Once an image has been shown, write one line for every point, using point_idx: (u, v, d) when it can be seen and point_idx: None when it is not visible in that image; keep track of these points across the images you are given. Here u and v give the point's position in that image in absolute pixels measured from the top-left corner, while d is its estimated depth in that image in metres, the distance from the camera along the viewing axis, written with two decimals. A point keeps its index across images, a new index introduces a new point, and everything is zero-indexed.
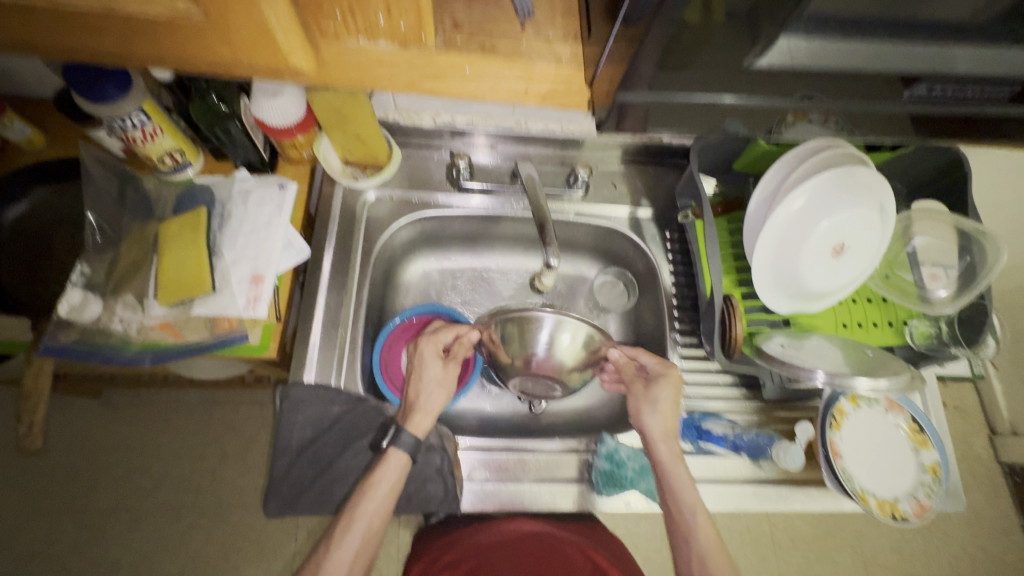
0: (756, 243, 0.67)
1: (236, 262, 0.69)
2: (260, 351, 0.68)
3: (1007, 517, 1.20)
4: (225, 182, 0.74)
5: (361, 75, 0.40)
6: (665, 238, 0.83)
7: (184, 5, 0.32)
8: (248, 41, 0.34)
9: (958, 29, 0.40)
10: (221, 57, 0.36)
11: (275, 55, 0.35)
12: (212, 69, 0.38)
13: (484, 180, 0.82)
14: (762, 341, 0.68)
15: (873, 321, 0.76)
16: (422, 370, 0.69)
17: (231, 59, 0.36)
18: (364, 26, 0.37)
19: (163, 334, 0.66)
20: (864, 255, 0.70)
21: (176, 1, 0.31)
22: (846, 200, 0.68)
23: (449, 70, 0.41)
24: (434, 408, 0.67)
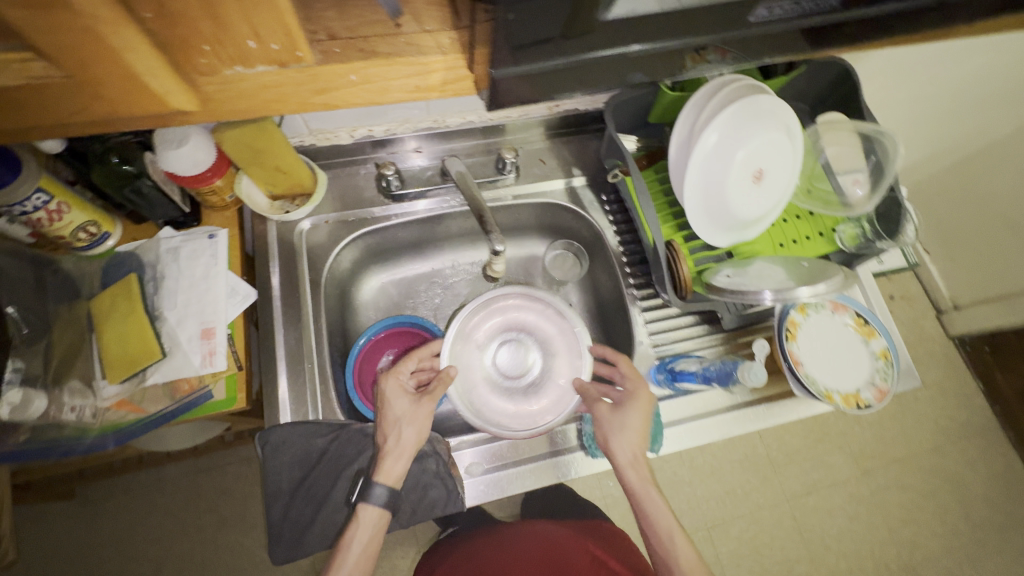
0: (685, 183, 0.70)
1: (182, 321, 0.67)
2: (229, 403, 0.67)
3: (950, 380, 1.46)
4: (151, 244, 0.71)
5: (251, 102, 0.38)
6: (602, 201, 0.85)
7: (40, 66, 0.30)
8: (118, 89, 0.33)
9: None
10: (96, 111, 0.35)
11: (151, 98, 0.34)
12: (90, 125, 0.36)
13: (418, 185, 0.82)
14: (710, 276, 0.72)
15: (806, 235, 0.81)
16: (389, 412, 0.67)
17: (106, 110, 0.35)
18: (237, 55, 0.34)
19: (123, 412, 0.64)
20: (782, 175, 0.75)
21: (30, 63, 0.30)
22: (757, 127, 0.72)
23: (338, 82, 0.40)
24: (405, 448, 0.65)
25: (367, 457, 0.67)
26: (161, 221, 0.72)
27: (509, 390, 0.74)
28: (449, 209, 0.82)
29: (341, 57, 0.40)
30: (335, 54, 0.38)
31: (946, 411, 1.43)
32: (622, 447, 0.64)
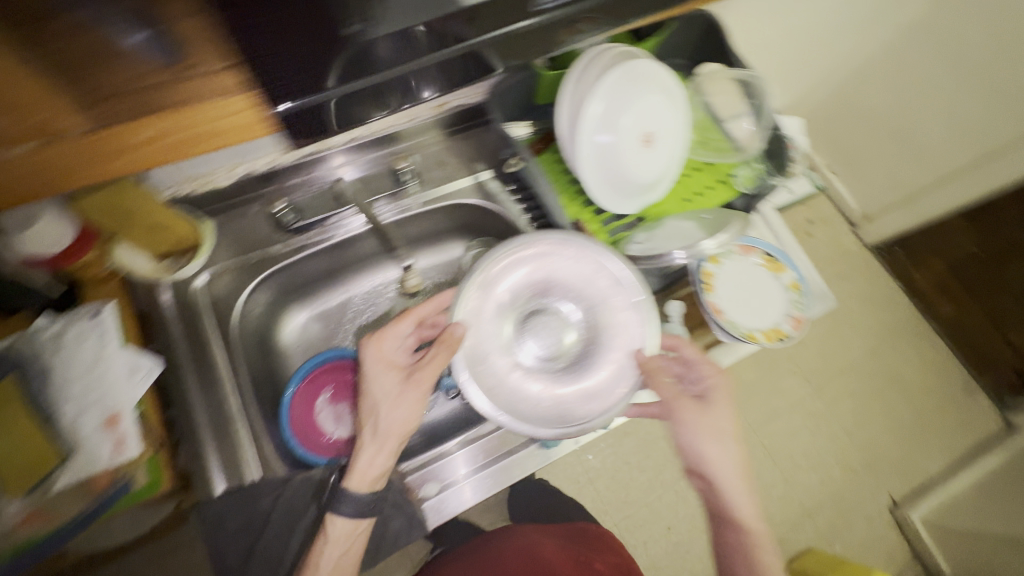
0: (578, 158, 0.70)
1: (81, 412, 0.60)
2: (154, 487, 0.61)
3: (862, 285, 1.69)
4: (21, 336, 0.62)
5: (27, 184, 0.30)
6: (510, 191, 0.84)
7: None
8: None
9: None
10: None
11: None
12: None
13: (315, 212, 0.77)
14: (627, 246, 0.73)
15: (707, 185, 0.84)
16: (369, 397, 0.67)
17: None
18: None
19: (34, 528, 0.56)
20: (669, 136, 0.76)
21: None
22: (637, 93, 0.72)
23: (134, 144, 0.31)
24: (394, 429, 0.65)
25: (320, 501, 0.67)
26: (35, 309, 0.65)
27: (553, 370, 0.68)
28: (357, 231, 0.79)
29: (120, 109, 0.30)
30: (114, 113, 0.30)
31: (868, 312, 1.65)
32: (725, 479, 0.68)
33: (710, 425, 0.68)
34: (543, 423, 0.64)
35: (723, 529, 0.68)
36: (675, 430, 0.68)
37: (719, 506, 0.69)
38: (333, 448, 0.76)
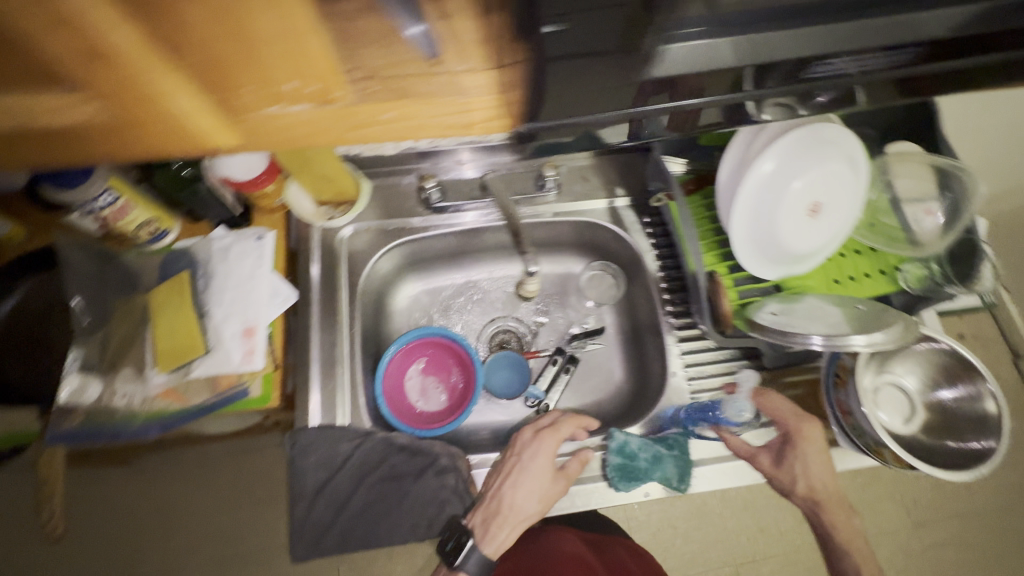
0: (730, 213, 0.66)
1: (226, 318, 0.70)
2: (262, 402, 0.69)
3: None
4: (204, 242, 0.74)
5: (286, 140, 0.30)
6: (643, 224, 0.83)
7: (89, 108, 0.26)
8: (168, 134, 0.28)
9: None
10: (24, 160, 0.29)
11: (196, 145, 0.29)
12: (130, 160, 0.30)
13: (457, 198, 0.81)
14: (751, 313, 0.67)
15: (864, 273, 0.75)
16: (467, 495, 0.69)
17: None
18: (269, 93, 0.27)
19: (168, 402, 0.67)
20: (841, 210, 0.68)
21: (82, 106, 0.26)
22: (819, 158, 0.65)
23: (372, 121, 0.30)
24: (498, 530, 0.66)
25: (399, 453, 0.68)
26: (215, 222, 0.76)
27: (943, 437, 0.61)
28: (487, 223, 0.82)
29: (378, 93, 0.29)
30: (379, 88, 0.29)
31: None
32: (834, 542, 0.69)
33: (813, 461, 0.68)
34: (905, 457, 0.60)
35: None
36: (813, 507, 0.69)
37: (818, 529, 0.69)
38: (410, 414, 0.78)
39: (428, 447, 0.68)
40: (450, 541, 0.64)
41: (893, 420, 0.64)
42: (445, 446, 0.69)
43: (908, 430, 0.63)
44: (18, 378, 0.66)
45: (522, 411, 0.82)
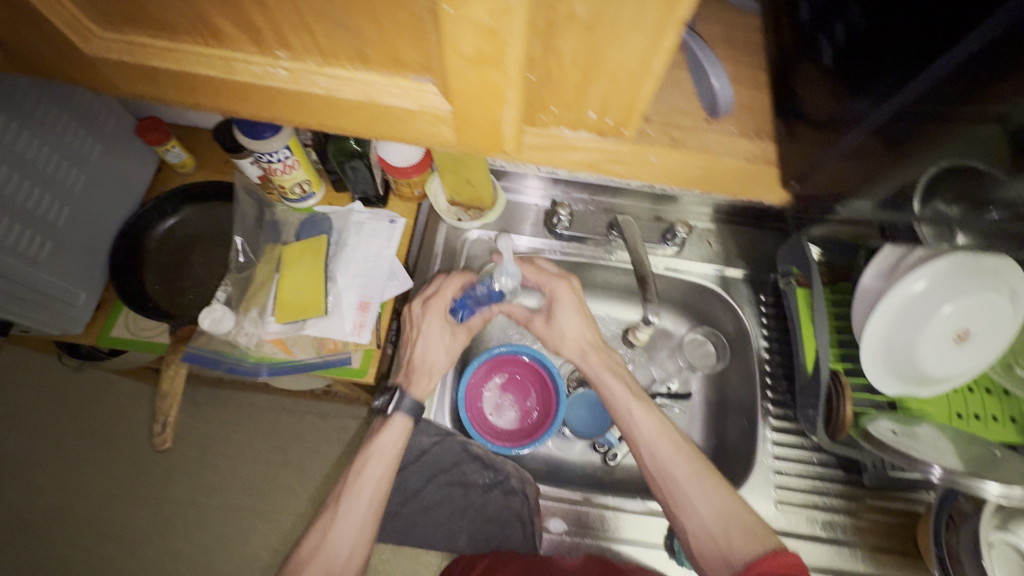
0: (868, 323, 0.64)
1: (348, 288, 0.74)
2: (359, 375, 0.71)
3: None
4: (343, 212, 0.79)
5: (549, 156, 0.31)
6: (758, 301, 0.81)
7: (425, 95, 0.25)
8: (467, 137, 0.28)
9: None
10: (330, 126, 0.30)
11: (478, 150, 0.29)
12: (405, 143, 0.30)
13: (580, 230, 0.82)
14: (869, 424, 0.64)
15: (992, 415, 0.70)
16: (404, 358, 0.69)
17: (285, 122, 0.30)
18: (573, 116, 0.27)
19: (276, 349, 0.70)
20: (991, 342, 0.63)
21: (427, 92, 0.25)
22: (981, 287, 0.61)
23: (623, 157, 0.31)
24: (427, 373, 0.67)
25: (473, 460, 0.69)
26: (357, 196, 0.80)
27: None
28: (599, 259, 0.83)
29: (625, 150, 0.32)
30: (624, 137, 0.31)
31: None
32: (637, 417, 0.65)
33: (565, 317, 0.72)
34: None
35: (726, 517, 0.58)
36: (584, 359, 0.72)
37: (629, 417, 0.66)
38: (485, 425, 0.77)
39: (501, 465, 0.68)
40: (381, 396, 0.66)
41: None
42: (516, 467, 0.68)
43: None
44: (156, 293, 0.72)
45: (587, 452, 0.81)
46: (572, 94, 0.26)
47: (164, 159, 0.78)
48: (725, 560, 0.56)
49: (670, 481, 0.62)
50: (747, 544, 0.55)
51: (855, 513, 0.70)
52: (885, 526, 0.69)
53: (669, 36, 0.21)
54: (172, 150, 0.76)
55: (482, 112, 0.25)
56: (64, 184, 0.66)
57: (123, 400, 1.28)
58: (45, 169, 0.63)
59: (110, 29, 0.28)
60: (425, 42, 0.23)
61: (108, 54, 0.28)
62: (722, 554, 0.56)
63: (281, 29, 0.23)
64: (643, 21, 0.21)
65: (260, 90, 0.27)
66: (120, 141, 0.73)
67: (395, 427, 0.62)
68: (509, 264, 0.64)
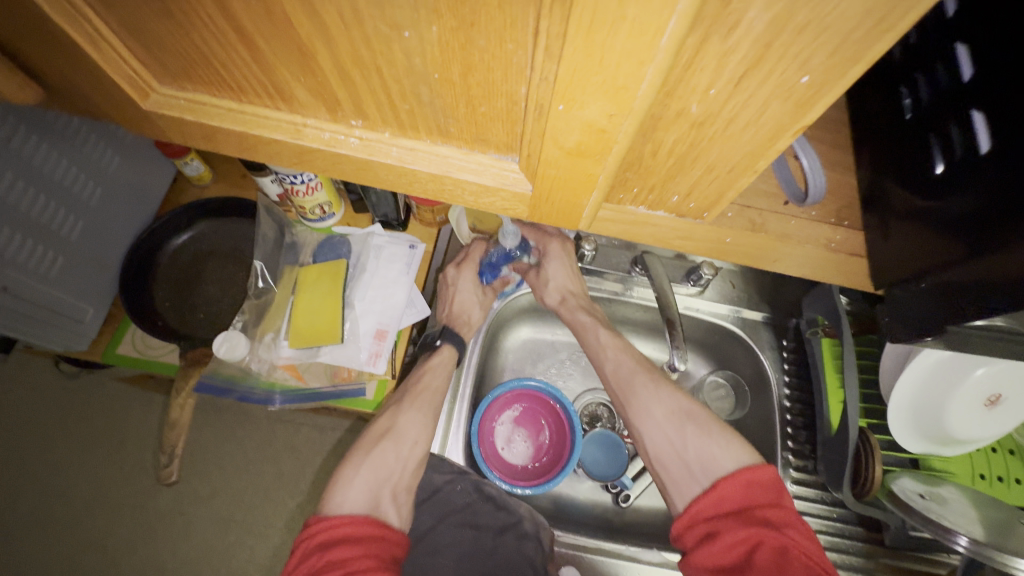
0: (899, 382, 0.63)
1: (365, 314, 0.72)
2: (372, 407, 0.69)
3: None
4: (362, 235, 0.77)
5: (614, 230, 0.29)
6: (779, 345, 0.80)
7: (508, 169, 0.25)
8: (541, 211, 0.26)
9: None
10: (396, 187, 0.29)
11: (547, 223, 0.28)
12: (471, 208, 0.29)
13: (602, 264, 0.81)
14: (893, 484, 0.63)
15: (1014, 478, 0.69)
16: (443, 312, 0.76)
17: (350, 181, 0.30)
18: (653, 197, 0.26)
19: (287, 375, 0.68)
20: (1020, 408, 0.63)
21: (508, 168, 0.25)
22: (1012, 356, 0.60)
23: (701, 236, 0.29)
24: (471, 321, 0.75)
25: (487, 499, 0.67)
26: (377, 218, 0.78)
27: None
28: (617, 296, 0.81)
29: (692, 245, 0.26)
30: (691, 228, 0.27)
31: None
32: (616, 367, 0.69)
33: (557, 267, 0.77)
34: None
35: (681, 425, 0.62)
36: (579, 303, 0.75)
37: (618, 381, 0.68)
38: (498, 463, 0.75)
39: (514, 506, 0.66)
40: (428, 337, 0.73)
41: None
42: (530, 511, 0.67)
43: None
44: (165, 310, 0.69)
45: (598, 492, 0.79)
46: (658, 180, 0.24)
47: (180, 170, 0.76)
48: (683, 462, 0.60)
49: (648, 435, 0.63)
50: (701, 444, 0.59)
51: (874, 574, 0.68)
52: None
53: (781, 141, 0.20)
54: (190, 162, 0.74)
55: (563, 195, 0.24)
56: (79, 195, 0.63)
57: (113, 403, 1.24)
58: (60, 181, 0.61)
59: (180, 71, 0.27)
60: (516, 125, 0.23)
61: (181, 110, 0.29)
62: (679, 456, 0.60)
63: (366, 105, 0.24)
64: (758, 125, 0.20)
65: (330, 156, 0.28)
66: (137, 151, 0.71)
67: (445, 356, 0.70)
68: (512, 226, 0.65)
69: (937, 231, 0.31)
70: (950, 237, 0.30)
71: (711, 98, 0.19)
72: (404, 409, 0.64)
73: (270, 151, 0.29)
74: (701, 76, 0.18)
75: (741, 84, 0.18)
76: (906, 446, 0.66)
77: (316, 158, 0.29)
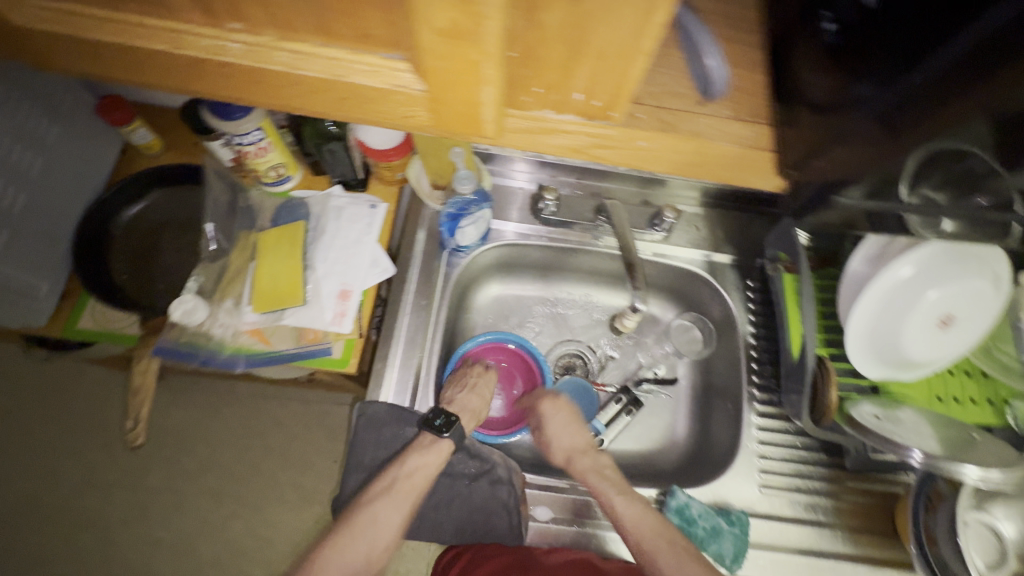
0: (855, 307, 0.64)
1: (327, 276, 0.71)
2: (341, 365, 0.69)
3: None
4: (321, 197, 0.76)
5: (529, 140, 0.29)
6: (745, 286, 0.81)
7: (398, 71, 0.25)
8: (444, 116, 0.27)
9: None
10: (305, 104, 0.30)
11: (458, 132, 0.28)
12: (378, 120, 0.30)
13: (567, 215, 0.80)
14: (851, 408, 0.65)
15: (970, 398, 0.71)
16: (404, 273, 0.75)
17: (252, 101, 0.30)
18: (557, 99, 0.26)
19: (254, 340, 0.68)
20: (970, 327, 0.64)
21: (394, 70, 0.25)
22: (961, 273, 0.62)
23: (617, 141, 0.29)
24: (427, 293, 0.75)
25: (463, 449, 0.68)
26: (335, 179, 0.76)
27: None
28: (585, 245, 0.80)
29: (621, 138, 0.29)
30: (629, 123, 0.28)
31: None
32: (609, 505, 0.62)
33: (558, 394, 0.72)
34: None
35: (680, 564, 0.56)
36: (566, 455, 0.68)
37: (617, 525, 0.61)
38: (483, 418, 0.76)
39: (487, 454, 0.68)
40: (385, 333, 0.71)
41: (978, 554, 0.60)
42: (503, 457, 0.67)
43: (990, 559, 0.60)
44: (124, 281, 0.69)
45: None
46: (556, 76, 0.24)
47: (128, 140, 0.74)
48: None
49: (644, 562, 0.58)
50: None
51: (834, 495, 0.71)
52: (865, 507, 0.70)
53: (660, 13, 0.20)
54: (137, 131, 0.72)
55: (457, 94, 0.24)
56: (17, 167, 0.62)
57: (95, 388, 1.24)
58: None
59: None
60: (394, 18, 0.23)
61: (53, 23, 0.28)
62: None
63: (243, 3, 0.24)
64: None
65: (219, 66, 0.28)
66: (79, 121, 0.69)
67: (406, 320, 0.73)
68: (464, 170, 0.63)
69: (845, 115, 0.38)
70: (863, 118, 0.37)
71: None
72: (364, 520, 0.60)
73: (175, 77, 0.30)
74: None
75: None
76: (863, 372, 0.68)
77: (224, 81, 0.29)
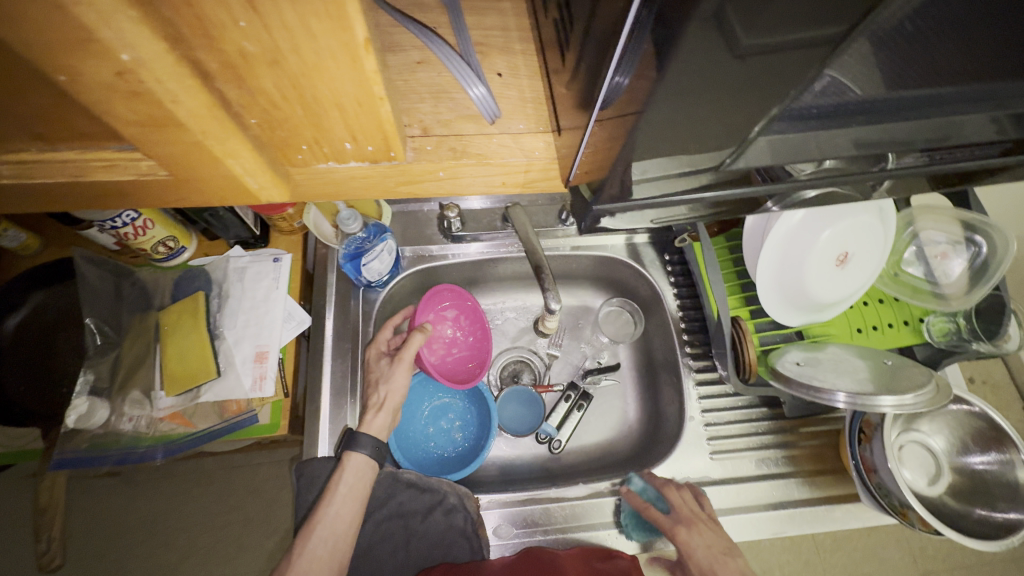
0: (756, 260, 0.65)
1: (239, 342, 0.68)
2: (271, 430, 0.67)
3: None
4: (220, 261, 0.73)
5: (332, 184, 0.33)
6: (664, 261, 0.82)
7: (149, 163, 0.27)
8: (225, 188, 0.29)
9: (944, 96, 0.34)
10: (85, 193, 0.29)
11: (248, 193, 0.31)
12: (174, 197, 0.31)
13: (477, 227, 0.79)
14: (775, 361, 0.66)
15: (887, 323, 0.74)
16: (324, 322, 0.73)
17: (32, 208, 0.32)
18: (330, 150, 0.29)
19: (174, 425, 0.65)
20: (866, 259, 0.67)
21: (139, 159, 0.27)
22: (849, 209, 0.64)
23: (424, 177, 0.34)
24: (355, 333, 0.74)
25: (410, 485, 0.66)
26: (232, 241, 0.74)
27: (964, 496, 0.59)
28: (504, 253, 0.80)
29: (429, 155, 0.33)
30: (429, 151, 0.33)
31: None
32: None
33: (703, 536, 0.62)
34: (939, 519, 0.57)
35: None
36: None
37: None
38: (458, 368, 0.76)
39: (436, 484, 0.66)
40: (312, 387, 0.69)
41: (908, 470, 0.62)
42: (452, 483, 0.66)
43: (922, 472, 0.63)
44: (19, 395, 0.64)
45: (535, 448, 0.80)
46: (312, 132, 0.27)
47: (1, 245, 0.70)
48: None
49: None
50: None
51: (783, 445, 0.72)
52: (815, 450, 0.72)
53: (365, 61, 0.22)
54: (7, 234, 0.68)
55: (211, 164, 0.27)
56: None
57: None
58: None
59: None
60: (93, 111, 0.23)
61: None
62: None
63: None
64: (331, 53, 0.21)
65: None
66: None
67: (333, 367, 0.71)
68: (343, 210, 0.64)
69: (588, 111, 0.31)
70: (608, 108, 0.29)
71: (252, 32, 0.20)
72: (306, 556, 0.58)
73: None
74: (217, 14, 0.19)
75: (260, 11, 0.19)
76: (781, 320, 0.69)
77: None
